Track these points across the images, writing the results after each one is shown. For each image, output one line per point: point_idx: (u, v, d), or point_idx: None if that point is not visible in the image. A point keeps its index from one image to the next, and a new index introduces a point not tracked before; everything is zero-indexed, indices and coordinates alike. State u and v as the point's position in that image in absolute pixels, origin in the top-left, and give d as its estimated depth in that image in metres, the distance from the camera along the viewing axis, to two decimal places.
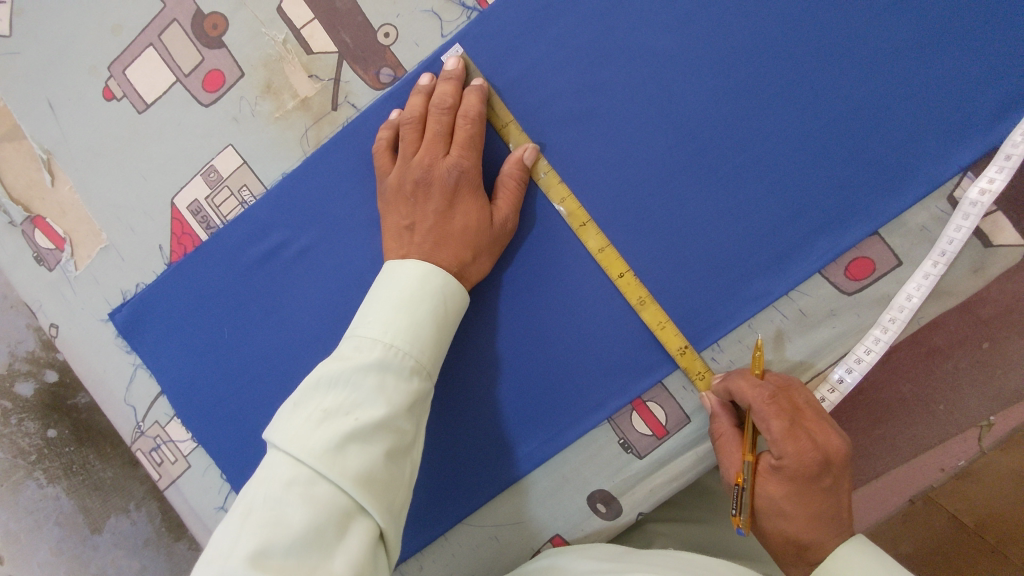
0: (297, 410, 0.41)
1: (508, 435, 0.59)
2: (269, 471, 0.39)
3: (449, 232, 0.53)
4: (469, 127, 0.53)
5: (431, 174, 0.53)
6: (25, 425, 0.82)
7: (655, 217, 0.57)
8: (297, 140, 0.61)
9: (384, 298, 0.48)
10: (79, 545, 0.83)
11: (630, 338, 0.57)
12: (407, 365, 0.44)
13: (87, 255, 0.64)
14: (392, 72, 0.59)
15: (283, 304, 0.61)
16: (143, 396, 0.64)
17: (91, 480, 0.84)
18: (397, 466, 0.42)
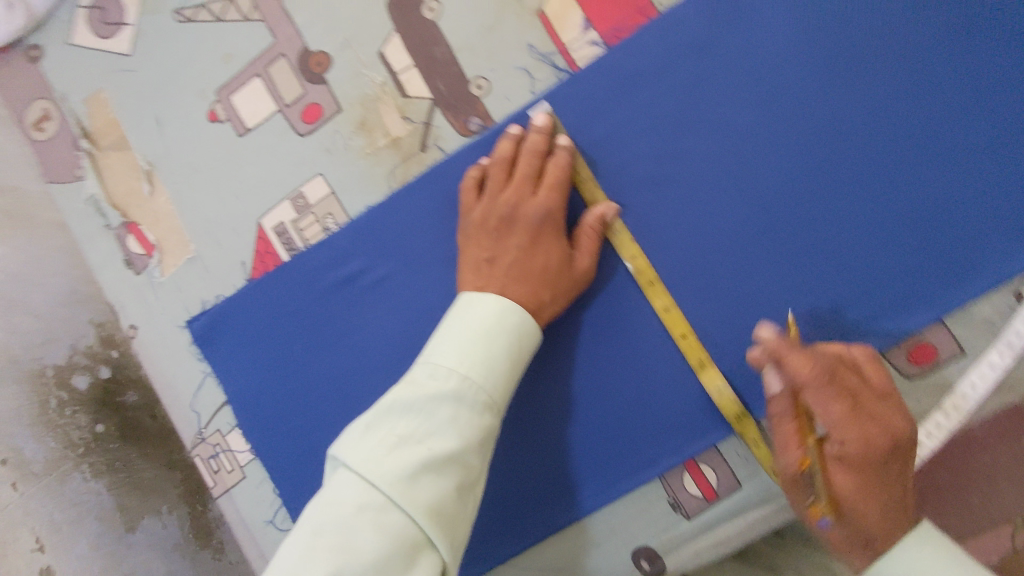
0: (370, 431, 0.43)
1: (558, 480, 0.60)
2: (342, 491, 0.41)
3: (529, 270, 0.55)
4: (557, 173, 0.57)
5: (517, 211, 0.57)
6: (78, 417, 0.85)
7: (722, 283, 0.58)
8: (384, 175, 0.64)
9: (458, 330, 0.50)
10: (116, 542, 0.83)
11: (688, 399, 0.58)
12: (478, 398, 0.46)
13: (173, 263, 0.67)
14: (481, 122, 0.62)
15: (354, 329, 0.64)
16: (209, 404, 0.66)
17: (133, 478, 0.86)
18: (463, 501, 0.43)
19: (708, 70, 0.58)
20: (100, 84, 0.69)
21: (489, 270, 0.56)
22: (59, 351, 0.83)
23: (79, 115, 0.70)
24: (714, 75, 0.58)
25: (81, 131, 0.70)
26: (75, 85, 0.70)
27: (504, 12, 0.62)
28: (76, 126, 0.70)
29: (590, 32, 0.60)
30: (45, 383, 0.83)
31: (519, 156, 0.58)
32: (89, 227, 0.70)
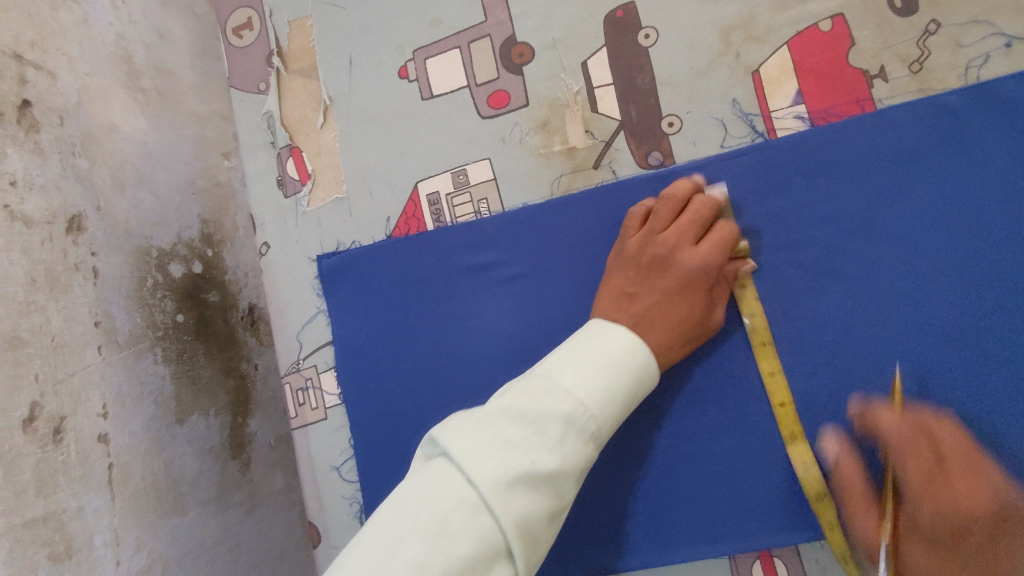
0: (483, 428, 0.44)
1: (626, 526, 0.62)
2: (441, 481, 0.42)
3: (662, 322, 0.55)
4: (722, 237, 0.57)
5: (672, 256, 0.57)
6: (165, 302, 0.86)
7: (854, 391, 0.57)
8: (550, 180, 0.64)
9: (585, 353, 0.50)
10: (162, 429, 0.82)
11: (779, 491, 0.58)
12: (589, 427, 0.46)
13: (322, 198, 0.69)
14: (661, 158, 0.62)
15: (474, 315, 0.64)
16: (314, 340, 0.68)
17: (193, 372, 0.90)
18: (549, 523, 0.44)
19: (905, 181, 0.57)
20: (307, 11, 0.71)
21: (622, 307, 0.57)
22: (167, 235, 0.87)
23: (279, 33, 0.72)
24: (909, 187, 0.57)
25: (277, 49, 0.72)
26: (284, 5, 0.72)
27: (718, 61, 0.62)
28: (273, 43, 0.72)
29: (799, 107, 0.60)
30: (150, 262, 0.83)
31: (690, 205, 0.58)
32: (254, 140, 0.72)
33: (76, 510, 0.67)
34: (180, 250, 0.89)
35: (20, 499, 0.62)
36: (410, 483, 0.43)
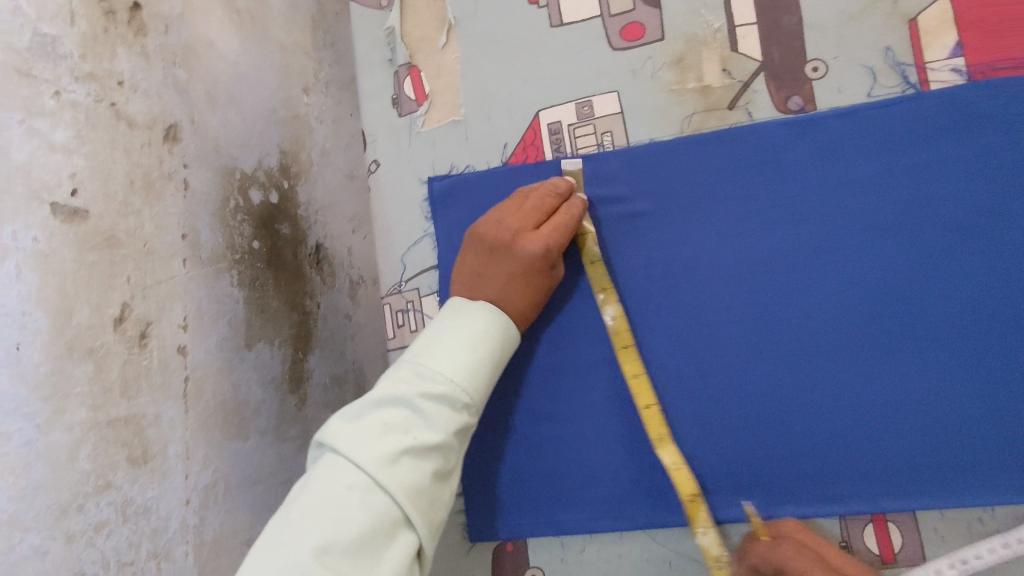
0: (362, 423, 0.60)
1: (620, 467, 0.74)
2: (335, 470, 0.58)
3: (510, 303, 0.69)
4: (564, 222, 0.69)
5: (515, 239, 0.69)
6: (244, 225, 0.98)
7: (879, 351, 0.68)
8: (680, 118, 0.72)
9: (451, 336, 0.66)
10: (233, 353, 0.92)
11: (882, 460, 0.68)
12: (459, 400, 0.64)
13: (438, 120, 0.78)
14: (802, 103, 0.70)
15: (613, 251, 0.74)
16: (415, 263, 0.77)
17: (262, 299, 1.01)
18: (438, 486, 0.63)
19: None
20: None
21: (475, 283, 0.70)
22: (250, 157, 1.01)
23: None
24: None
25: None
26: None
27: (872, 8, 0.69)
28: None
29: (957, 60, 0.67)
30: (230, 181, 0.95)
31: (541, 191, 0.70)
32: (373, 57, 0.81)
33: (153, 418, 0.76)
34: (258, 176, 1.02)
35: (106, 398, 0.70)
36: (306, 482, 0.58)
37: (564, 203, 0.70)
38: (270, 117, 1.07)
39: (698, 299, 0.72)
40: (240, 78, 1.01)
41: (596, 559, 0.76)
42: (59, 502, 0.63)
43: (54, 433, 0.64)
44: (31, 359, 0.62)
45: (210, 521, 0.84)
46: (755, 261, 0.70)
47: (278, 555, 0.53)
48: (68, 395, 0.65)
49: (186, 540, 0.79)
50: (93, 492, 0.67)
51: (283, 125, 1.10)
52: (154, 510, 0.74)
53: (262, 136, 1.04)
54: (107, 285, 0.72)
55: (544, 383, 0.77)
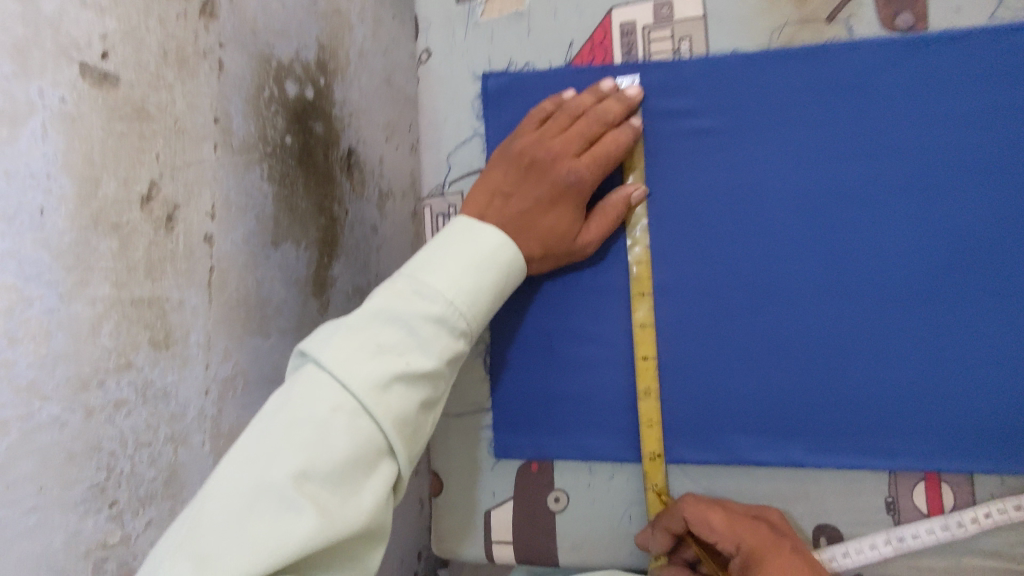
0: (353, 340, 0.57)
1: (675, 407, 0.77)
2: (319, 388, 0.54)
3: (533, 226, 0.71)
4: (604, 151, 0.71)
5: (552, 163, 0.71)
6: (276, 118, 0.93)
7: (940, 299, 0.70)
8: (769, 29, 0.73)
9: (459, 258, 0.65)
10: (258, 249, 0.89)
11: (920, 404, 0.71)
12: (454, 326, 0.62)
13: (498, 11, 0.79)
14: (911, 22, 0.70)
15: (683, 167, 0.75)
16: (462, 162, 0.81)
17: (289, 199, 0.97)
18: (422, 414, 0.60)
19: None
20: None
21: (501, 200, 0.72)
22: (287, 47, 0.95)
23: None
24: None
25: None
26: None
27: None
28: None
29: None
30: (268, 72, 0.90)
31: (585, 117, 0.72)
32: None
33: (176, 303, 0.74)
34: (294, 69, 0.96)
35: (130, 277, 0.67)
36: (287, 395, 0.55)
37: (605, 135, 0.72)
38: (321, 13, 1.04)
39: (765, 235, 0.73)
40: None
41: (624, 486, 0.79)
42: (80, 375, 0.62)
43: (77, 305, 0.61)
44: (56, 225, 0.59)
45: (227, 414, 0.83)
46: (831, 190, 0.71)
47: (247, 476, 0.50)
48: (91, 267, 0.63)
49: (203, 429, 0.78)
50: (115, 370, 0.66)
51: (323, 18, 1.04)
52: (172, 395, 0.73)
53: (302, 27, 0.98)
54: (135, 159, 0.68)
55: (587, 303, 0.79)
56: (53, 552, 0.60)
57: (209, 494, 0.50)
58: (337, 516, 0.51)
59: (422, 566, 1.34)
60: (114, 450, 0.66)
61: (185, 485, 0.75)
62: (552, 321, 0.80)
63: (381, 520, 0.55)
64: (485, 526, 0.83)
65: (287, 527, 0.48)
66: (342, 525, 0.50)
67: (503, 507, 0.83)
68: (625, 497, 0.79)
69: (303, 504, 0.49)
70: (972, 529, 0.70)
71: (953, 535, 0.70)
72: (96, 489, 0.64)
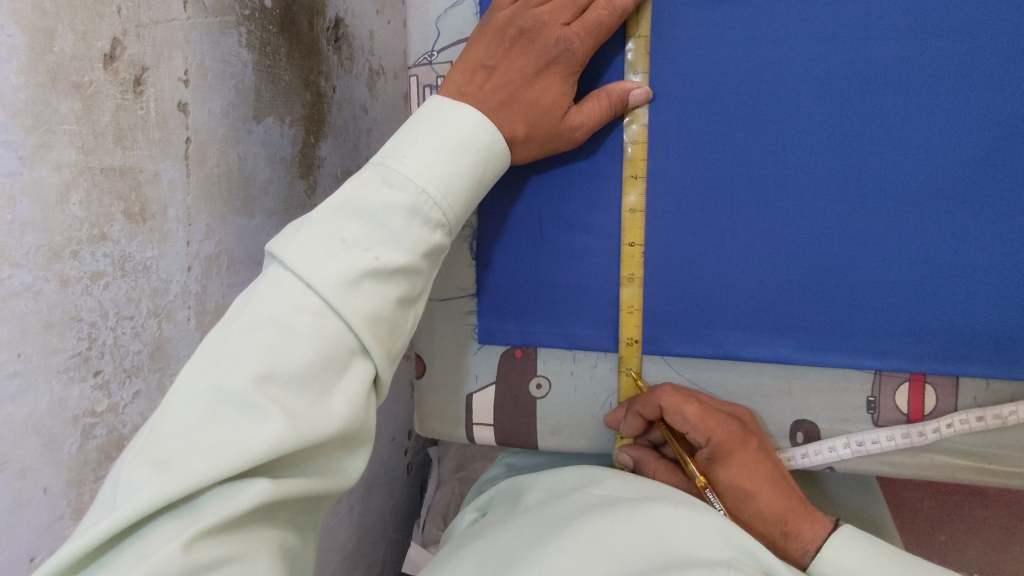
0: (314, 234, 0.53)
1: (671, 300, 0.76)
2: (281, 287, 0.51)
3: (519, 102, 0.66)
4: (595, 18, 0.65)
5: (540, 31, 0.65)
6: None
7: (957, 201, 0.67)
8: None
9: (436, 143, 0.60)
10: (239, 122, 0.85)
11: (918, 307, 0.70)
12: (429, 218, 0.59)
13: None
14: None
15: (700, 43, 0.70)
16: (451, 30, 0.75)
17: (272, 71, 0.91)
18: (400, 311, 0.57)
19: None
20: None
21: (484, 75, 0.67)
22: None
23: None
24: None
25: None
26: None
27: None
28: None
29: None
30: None
31: None
32: None
33: (151, 174, 0.70)
34: None
35: (99, 143, 0.64)
36: (249, 296, 0.51)
37: None
38: None
39: (782, 121, 0.69)
40: None
41: (606, 375, 0.80)
42: (52, 244, 0.59)
43: (41, 170, 0.58)
44: (9, 81, 0.54)
45: (212, 292, 0.82)
46: (859, 75, 0.67)
47: (206, 382, 0.47)
48: (52, 130, 0.59)
49: (187, 305, 0.78)
50: (88, 241, 0.63)
51: None
52: (154, 270, 0.72)
53: None
54: (93, 12, 0.62)
55: (581, 189, 0.76)
56: (40, 417, 0.60)
57: (168, 401, 0.48)
58: (307, 418, 0.48)
59: (411, 444, 1.39)
60: (95, 321, 0.65)
61: (172, 359, 0.76)
62: (544, 207, 0.78)
63: (361, 421, 0.53)
64: (467, 407, 0.85)
65: (250, 434, 0.46)
66: (312, 428, 0.48)
67: (485, 391, 0.84)
68: (608, 386, 0.80)
69: (264, 407, 0.47)
70: (932, 438, 0.72)
71: (913, 442, 0.72)
72: (79, 359, 0.64)
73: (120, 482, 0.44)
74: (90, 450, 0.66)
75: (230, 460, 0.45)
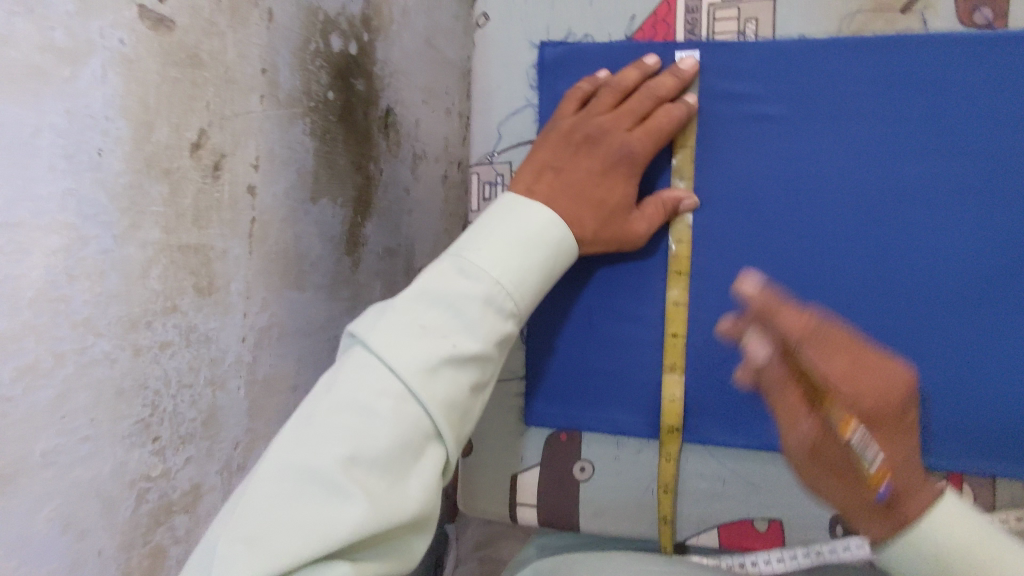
0: (398, 321, 0.58)
1: (711, 392, 0.78)
2: (367, 372, 0.55)
3: (586, 197, 0.73)
4: (656, 125, 0.73)
5: (604, 137, 0.74)
6: (321, 73, 0.93)
7: (990, 306, 0.70)
8: (840, 16, 0.74)
9: (509, 238, 0.66)
10: (298, 203, 0.90)
11: (956, 406, 0.71)
12: (501, 308, 0.63)
13: None
14: (988, 17, 0.70)
15: (736, 153, 0.76)
16: (510, 134, 0.85)
17: (329, 155, 0.98)
18: (471, 397, 0.60)
19: None
20: None
21: (552, 173, 0.74)
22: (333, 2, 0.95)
23: None
24: None
25: None
26: None
27: None
28: None
29: None
30: (315, 24, 0.91)
31: (635, 95, 0.75)
32: None
33: (220, 252, 0.75)
34: (341, 27, 0.98)
35: (179, 223, 0.69)
36: (334, 380, 0.55)
37: (656, 108, 0.74)
38: None
39: (815, 224, 0.74)
40: None
41: (649, 461, 0.81)
42: (131, 316, 0.64)
43: (129, 247, 0.63)
44: (112, 167, 0.60)
45: (263, 362, 0.85)
46: (889, 186, 0.71)
47: (297, 461, 0.50)
48: (143, 211, 0.64)
49: (240, 374, 0.81)
50: (161, 313, 0.67)
51: None
52: (214, 340, 0.76)
53: None
54: (187, 107, 0.68)
55: (629, 281, 0.80)
56: (103, 480, 0.63)
57: (258, 478, 0.50)
58: (387, 501, 0.51)
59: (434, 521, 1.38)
60: (159, 389, 0.68)
61: (222, 426, 0.78)
62: (596, 295, 0.81)
63: (433, 505, 0.55)
64: (511, 487, 0.85)
65: (335, 515, 0.48)
66: (390, 511, 0.50)
67: (531, 469, 0.85)
68: (650, 472, 0.81)
69: (348, 489, 0.49)
70: None
71: None
72: (141, 425, 0.66)
73: (213, 557, 0.47)
74: (142, 514, 0.68)
75: (317, 541, 0.47)
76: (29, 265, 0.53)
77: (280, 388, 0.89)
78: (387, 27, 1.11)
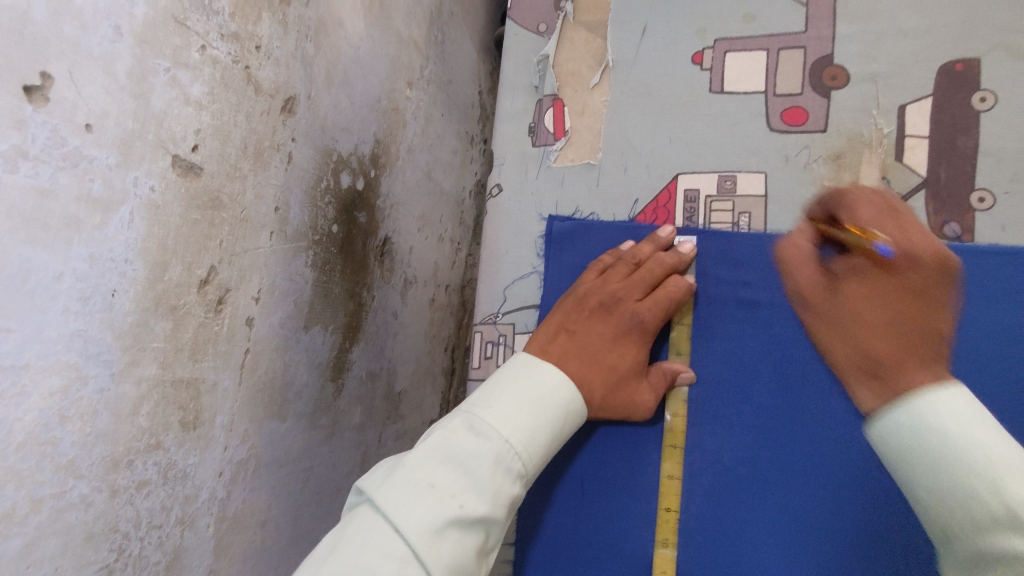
0: (408, 480, 0.60)
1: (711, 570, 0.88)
2: (374, 533, 0.57)
3: (599, 358, 0.88)
4: (659, 300, 0.91)
5: (616, 306, 0.91)
6: (328, 208, 0.97)
7: None
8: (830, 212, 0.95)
9: (520, 398, 0.71)
10: (292, 332, 0.91)
11: None
12: (509, 467, 0.65)
13: (569, 159, 1.09)
14: (955, 229, 0.92)
15: (729, 348, 0.94)
16: (513, 296, 1.08)
17: (325, 283, 0.99)
18: (475, 559, 0.61)
19: None
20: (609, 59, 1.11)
21: (572, 334, 0.90)
22: (350, 142, 1.01)
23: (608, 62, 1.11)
24: None
25: (608, 63, 1.11)
26: (621, 50, 1.10)
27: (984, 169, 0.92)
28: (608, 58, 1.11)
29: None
30: (329, 161, 0.95)
31: (642, 272, 0.93)
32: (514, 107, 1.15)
33: (210, 384, 0.74)
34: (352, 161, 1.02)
35: (177, 358, 0.68)
36: (341, 540, 0.57)
37: (661, 286, 0.92)
38: (376, 108, 1.09)
39: (797, 421, 0.89)
40: (359, 61, 1.01)
41: None
42: (114, 455, 0.62)
43: (125, 385, 0.62)
44: (123, 307, 0.60)
45: (234, 497, 0.81)
46: None
47: None
48: (144, 348, 0.64)
49: (210, 512, 0.77)
50: (144, 450, 0.65)
51: (382, 115, 1.12)
52: (190, 477, 0.73)
53: (362, 124, 1.04)
54: (201, 246, 0.70)
55: (623, 455, 0.95)
56: None
57: None
58: None
59: None
60: (128, 532, 0.65)
61: (184, 570, 0.73)
62: (588, 467, 0.95)
63: None
64: None
65: None
66: None
67: None
68: None
69: None
70: None
71: None
72: (104, 571, 0.62)
73: None
74: None
75: None
76: (25, 408, 0.52)
77: (248, 525, 0.85)
78: (393, 163, 1.18)
